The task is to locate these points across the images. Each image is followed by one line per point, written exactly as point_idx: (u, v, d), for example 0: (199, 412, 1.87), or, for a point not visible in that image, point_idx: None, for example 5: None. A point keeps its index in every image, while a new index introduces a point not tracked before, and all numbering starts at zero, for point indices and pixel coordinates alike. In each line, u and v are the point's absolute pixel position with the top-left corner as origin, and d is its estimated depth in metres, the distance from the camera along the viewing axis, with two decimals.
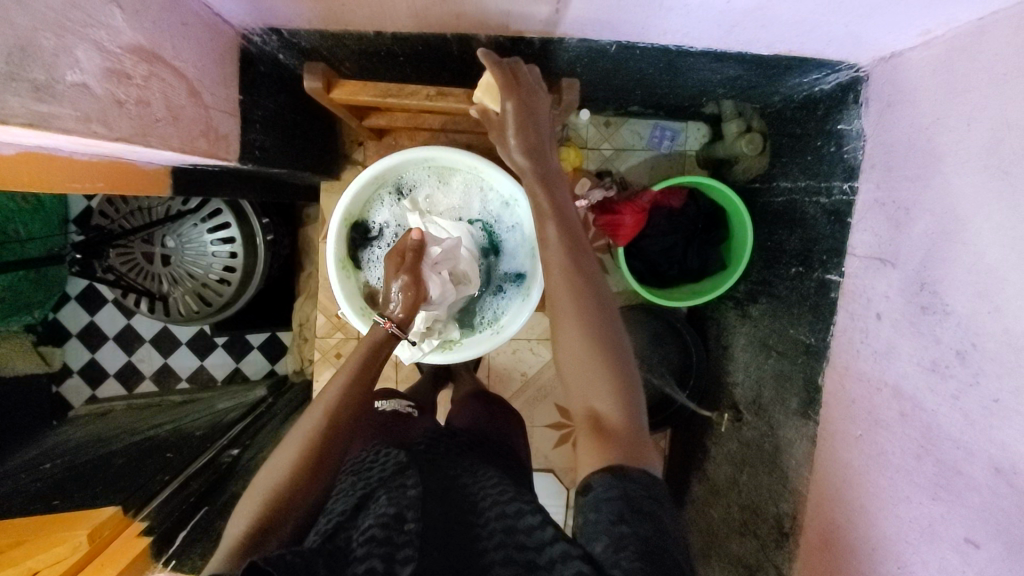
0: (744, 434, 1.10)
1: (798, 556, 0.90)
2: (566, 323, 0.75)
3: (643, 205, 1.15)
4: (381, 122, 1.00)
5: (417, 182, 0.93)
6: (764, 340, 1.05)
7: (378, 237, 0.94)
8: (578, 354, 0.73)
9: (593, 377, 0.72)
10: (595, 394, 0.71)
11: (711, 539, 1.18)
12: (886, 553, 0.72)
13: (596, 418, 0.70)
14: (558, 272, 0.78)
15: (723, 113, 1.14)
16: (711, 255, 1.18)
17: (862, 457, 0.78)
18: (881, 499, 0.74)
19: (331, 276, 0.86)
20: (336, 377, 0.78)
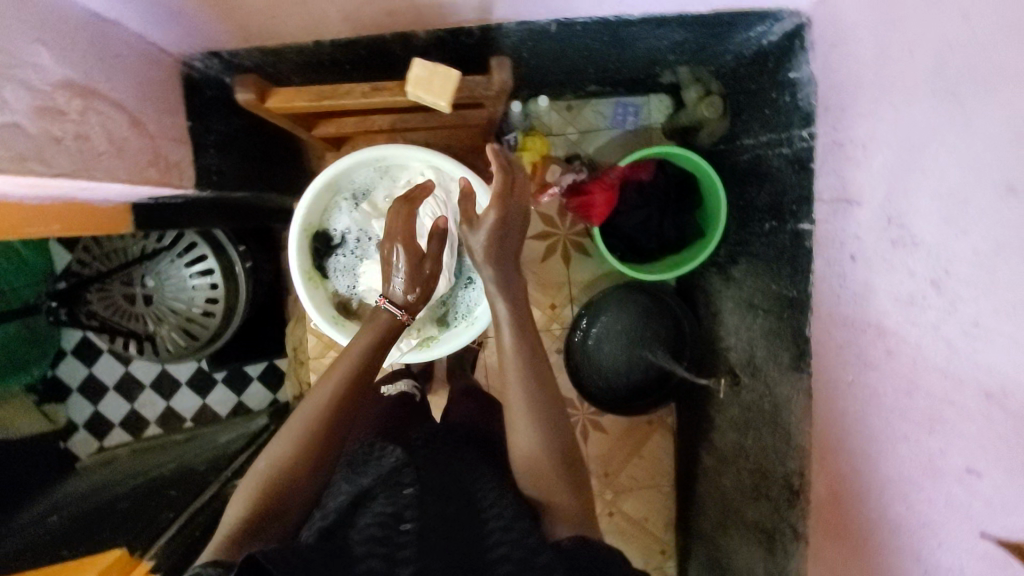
0: (743, 397, 1.09)
1: (810, 513, 0.89)
2: (520, 425, 0.74)
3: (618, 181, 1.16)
4: (333, 130, 0.99)
5: (372, 184, 0.93)
6: (750, 300, 1.04)
7: (340, 244, 0.93)
8: (515, 404, 0.75)
9: (528, 427, 0.74)
10: (529, 443, 0.73)
11: (727, 508, 1.17)
12: (893, 495, 0.71)
13: (529, 461, 0.73)
14: (511, 371, 0.76)
15: (678, 80, 1.14)
16: (686, 223, 1.17)
17: (855, 403, 0.77)
18: (880, 442, 0.73)
19: (298, 288, 0.86)
20: (338, 367, 0.77)
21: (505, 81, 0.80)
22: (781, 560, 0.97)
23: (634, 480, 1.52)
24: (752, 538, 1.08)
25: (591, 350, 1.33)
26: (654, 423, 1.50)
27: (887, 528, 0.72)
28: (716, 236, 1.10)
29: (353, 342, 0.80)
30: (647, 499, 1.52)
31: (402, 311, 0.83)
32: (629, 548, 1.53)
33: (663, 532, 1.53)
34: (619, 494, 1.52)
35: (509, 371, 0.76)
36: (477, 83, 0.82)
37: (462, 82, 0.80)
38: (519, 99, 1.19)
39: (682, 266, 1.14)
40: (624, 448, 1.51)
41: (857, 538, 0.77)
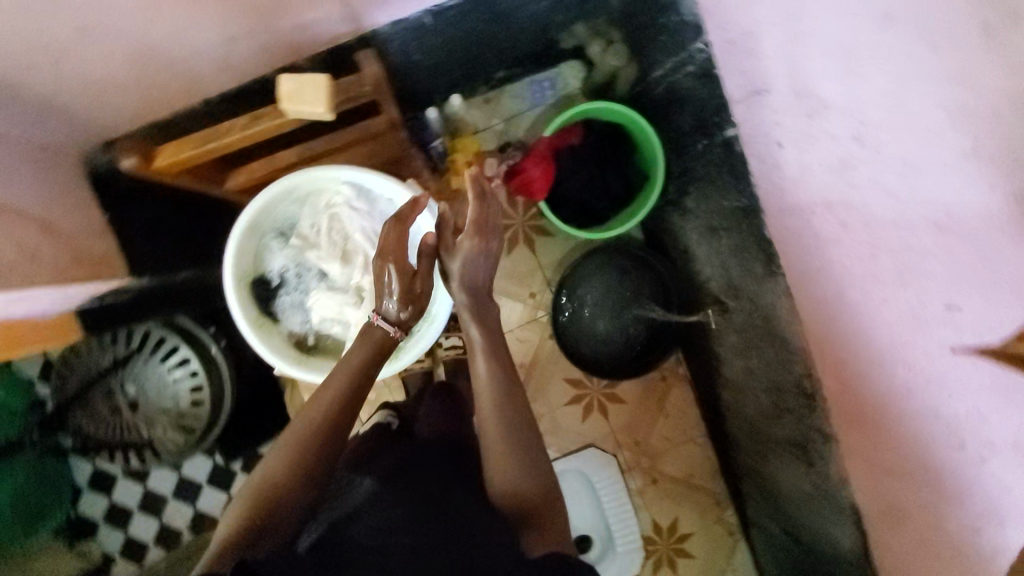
0: (734, 321, 1.08)
1: (829, 410, 0.88)
2: (494, 451, 0.77)
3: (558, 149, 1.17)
4: (245, 178, 0.95)
5: (295, 217, 0.93)
6: (708, 224, 1.04)
7: (282, 284, 0.94)
8: (488, 432, 0.77)
9: (496, 459, 0.76)
10: (499, 473, 0.76)
11: (760, 435, 1.15)
12: (889, 362, 0.69)
13: (505, 483, 0.76)
14: (487, 404, 0.78)
15: (569, 41, 1.14)
16: (628, 171, 1.18)
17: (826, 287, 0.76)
18: (860, 317, 0.71)
19: (250, 338, 0.87)
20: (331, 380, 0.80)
21: (375, 73, 0.86)
22: (821, 467, 0.95)
23: (667, 439, 1.50)
24: (789, 455, 1.06)
25: (581, 325, 1.32)
26: (668, 378, 1.48)
27: (896, 397, 0.70)
28: (659, 173, 1.11)
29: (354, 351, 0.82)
30: (686, 453, 1.50)
31: (396, 328, 0.83)
32: (684, 508, 1.50)
33: (711, 482, 1.51)
34: (658, 457, 1.50)
35: (483, 400, 0.78)
36: (350, 83, 0.86)
37: (337, 86, 0.85)
38: (433, 106, 1.21)
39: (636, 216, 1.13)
40: (647, 411, 1.49)
41: (874, 417, 0.75)
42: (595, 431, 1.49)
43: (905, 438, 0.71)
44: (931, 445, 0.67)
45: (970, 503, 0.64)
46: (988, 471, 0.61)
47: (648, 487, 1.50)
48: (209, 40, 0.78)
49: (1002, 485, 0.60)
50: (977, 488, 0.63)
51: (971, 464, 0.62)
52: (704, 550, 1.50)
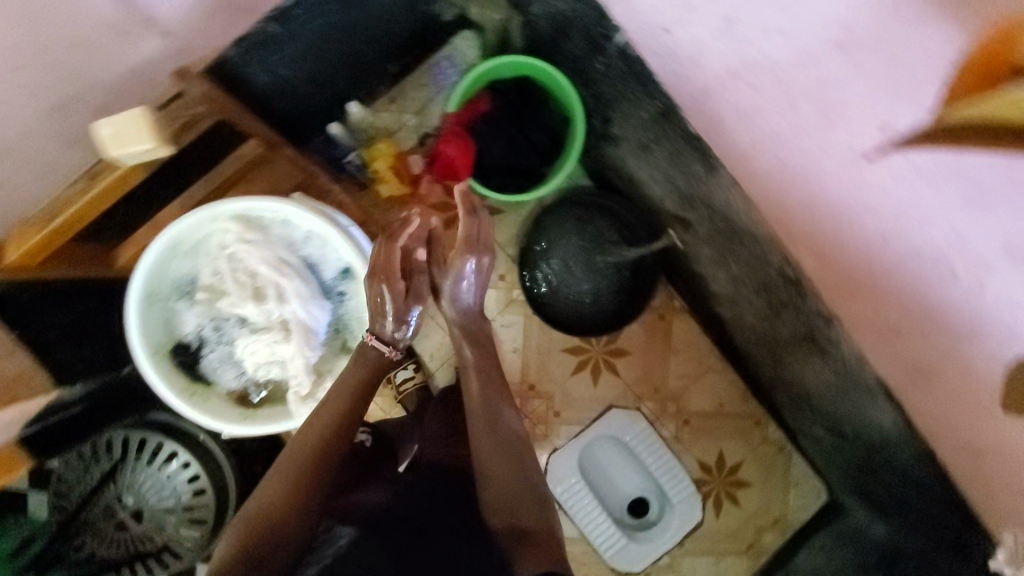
0: (701, 231, 1.03)
1: (818, 290, 0.82)
2: (488, 460, 0.82)
3: (471, 117, 1.12)
4: (134, 251, 1.08)
5: (192, 275, 0.96)
6: (638, 143, 0.98)
7: (201, 342, 0.98)
8: (482, 443, 0.84)
9: (490, 469, 0.81)
10: (493, 481, 0.80)
11: (771, 338, 1.09)
12: (854, 213, 0.63)
13: (495, 494, 0.79)
14: (477, 418, 0.86)
15: (446, 13, 1.17)
16: (547, 120, 1.14)
17: (764, 158, 0.71)
18: (809, 177, 0.65)
19: (183, 406, 0.91)
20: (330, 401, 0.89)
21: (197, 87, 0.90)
22: (834, 350, 0.89)
23: (686, 376, 1.44)
24: (802, 348, 1.00)
25: (558, 290, 1.26)
26: (666, 314, 1.41)
27: (875, 247, 0.63)
28: (576, 108, 1.06)
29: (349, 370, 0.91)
30: (710, 383, 1.44)
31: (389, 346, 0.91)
32: (726, 437, 1.45)
33: (745, 403, 1.45)
34: (683, 396, 1.44)
35: (474, 413, 0.87)
36: (173, 108, 0.93)
37: (166, 114, 0.92)
38: (335, 120, 1.20)
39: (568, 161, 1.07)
40: (657, 354, 1.43)
41: (863, 277, 0.69)
42: (612, 390, 1.43)
43: (901, 287, 0.64)
44: (930, 283, 0.59)
45: (990, 333, 0.57)
46: (999, 291, 0.53)
47: (683, 428, 1.45)
48: (44, 117, 0.86)
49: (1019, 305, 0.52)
50: (995, 314, 0.55)
51: (974, 290, 0.55)
52: (759, 473, 1.45)
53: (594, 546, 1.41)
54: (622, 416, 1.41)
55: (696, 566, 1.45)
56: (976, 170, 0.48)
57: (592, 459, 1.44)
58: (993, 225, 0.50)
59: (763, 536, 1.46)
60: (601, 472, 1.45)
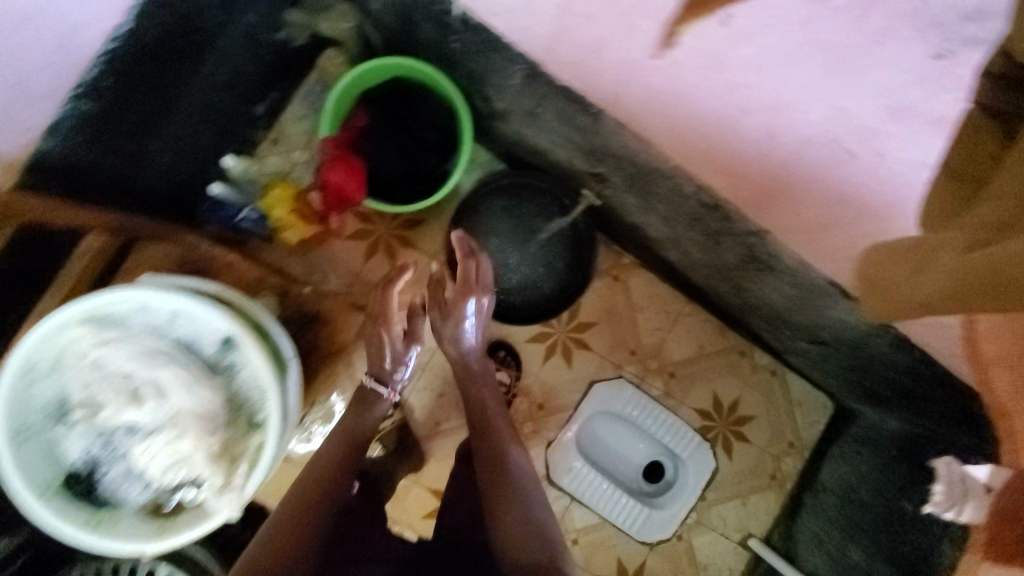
0: (614, 182, 0.97)
1: (740, 209, 0.77)
2: (501, 490, 0.84)
3: (352, 134, 1.04)
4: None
5: (60, 393, 0.85)
6: (522, 110, 0.92)
7: (97, 461, 0.87)
8: (490, 481, 0.87)
9: (500, 507, 0.83)
10: (504, 517, 0.82)
11: (719, 269, 1.04)
12: (741, 127, 0.64)
13: (506, 527, 0.80)
14: (490, 447, 0.89)
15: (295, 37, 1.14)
16: (432, 115, 1.07)
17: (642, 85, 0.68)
18: (689, 101, 0.66)
19: (90, 537, 0.82)
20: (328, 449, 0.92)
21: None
22: (779, 264, 0.84)
23: (659, 329, 1.38)
24: (752, 271, 0.95)
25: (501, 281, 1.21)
26: (619, 274, 1.35)
27: (773, 153, 0.64)
28: (452, 92, 0.98)
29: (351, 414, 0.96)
30: (685, 329, 1.39)
31: (388, 387, 0.98)
32: (716, 378, 1.40)
33: (726, 339, 1.40)
34: (662, 349, 1.38)
35: (486, 442, 0.90)
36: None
37: None
38: (214, 181, 1.12)
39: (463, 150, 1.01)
40: (622, 317, 1.37)
41: (773, 185, 0.68)
42: (590, 366, 1.37)
43: (811, 186, 0.65)
44: (834, 176, 0.61)
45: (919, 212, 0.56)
46: (894, 155, 0.55)
47: (672, 381, 1.39)
48: None
49: (917, 166, 0.55)
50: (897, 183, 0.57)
51: (874, 165, 0.57)
52: (760, 404, 1.41)
53: (621, 526, 1.36)
54: (610, 388, 1.36)
55: (725, 514, 1.40)
56: (832, 37, 0.51)
57: (593, 440, 1.39)
58: (867, 95, 0.53)
59: (782, 464, 1.41)
60: (606, 450, 1.39)
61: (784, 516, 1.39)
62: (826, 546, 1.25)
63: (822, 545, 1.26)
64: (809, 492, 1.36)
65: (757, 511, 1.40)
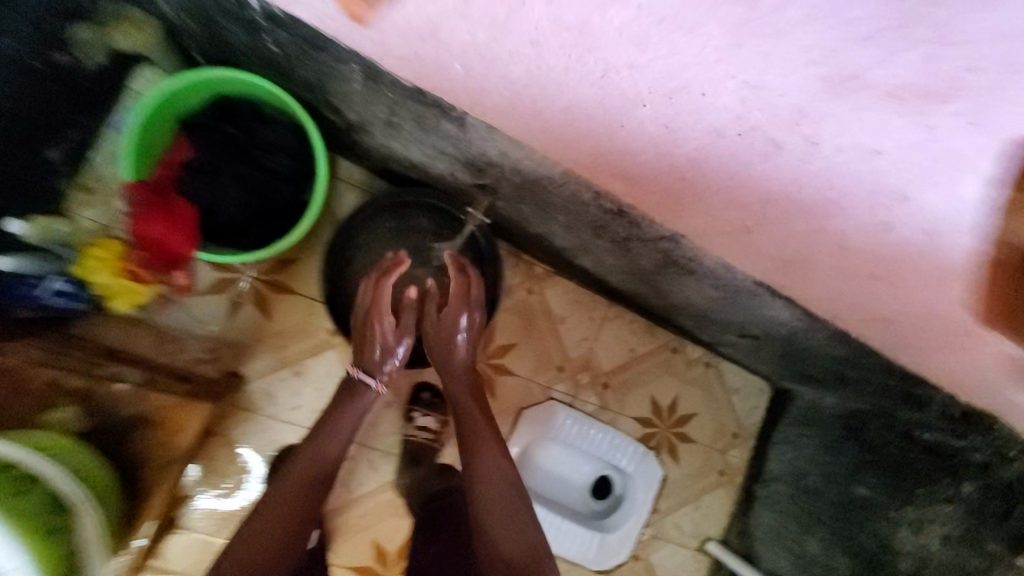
0: (504, 193, 0.82)
1: (646, 212, 0.64)
2: (484, 492, 0.82)
3: (171, 176, 0.82)
4: None
5: None
6: (377, 119, 0.75)
7: None
8: (476, 490, 0.84)
9: (486, 516, 0.81)
10: (491, 527, 0.80)
11: (636, 274, 0.93)
12: (634, 127, 0.52)
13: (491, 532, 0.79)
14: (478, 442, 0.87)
15: (88, 59, 0.89)
16: (275, 137, 0.84)
17: (499, 77, 0.54)
18: (565, 99, 0.53)
19: None
20: (297, 464, 0.85)
21: None
22: (699, 264, 0.73)
23: (585, 339, 1.25)
24: (671, 273, 0.83)
25: None
26: (533, 286, 1.22)
27: (678, 152, 0.52)
28: (286, 100, 0.78)
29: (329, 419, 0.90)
30: (612, 334, 1.27)
31: (376, 378, 0.91)
32: (652, 380, 1.30)
33: (655, 338, 1.29)
34: (591, 359, 1.26)
35: (472, 439, 0.88)
36: None
37: None
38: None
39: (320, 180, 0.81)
40: (544, 334, 1.23)
41: (681, 187, 0.57)
42: (515, 392, 1.22)
43: (728, 186, 0.53)
44: (750, 176, 0.50)
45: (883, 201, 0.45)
46: (822, 140, 0.42)
47: (607, 392, 1.27)
48: None
49: (855, 155, 0.42)
50: (830, 178, 0.46)
51: (807, 153, 0.44)
52: (699, 400, 1.32)
53: (577, 559, 1.24)
54: (539, 412, 1.22)
55: (680, 522, 1.30)
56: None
57: (531, 472, 1.25)
58: (784, 76, 0.39)
59: (729, 458, 1.34)
60: (546, 478, 1.26)
61: (737, 513, 1.32)
62: (785, 542, 1.20)
63: (780, 541, 1.21)
64: (760, 484, 1.30)
65: (710, 512, 1.32)
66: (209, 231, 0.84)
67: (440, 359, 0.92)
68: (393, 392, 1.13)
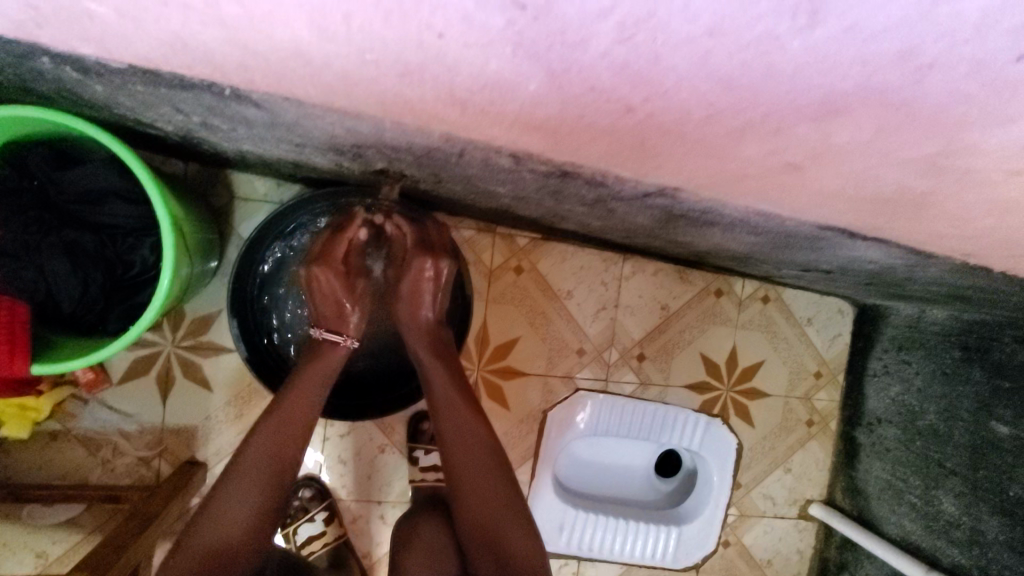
0: (414, 174, 0.56)
1: (608, 170, 0.37)
2: (460, 467, 0.64)
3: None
4: None
5: None
6: (185, 122, 0.49)
7: None
8: (469, 506, 0.63)
9: (494, 533, 0.62)
10: (505, 544, 0.61)
11: (636, 231, 0.66)
12: (492, 41, 0.22)
13: (473, 517, 0.63)
14: (449, 406, 0.66)
15: None
16: (93, 190, 0.61)
17: (181, 10, 0.24)
18: (309, 8, 0.22)
19: None
20: (242, 462, 0.58)
21: None
22: (720, 215, 0.46)
23: (604, 309, 1.00)
24: (684, 227, 0.56)
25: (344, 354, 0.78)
26: (521, 261, 0.96)
27: (582, 58, 0.22)
28: (77, 125, 0.51)
29: (240, 454, 0.59)
30: (635, 293, 1.01)
31: (343, 334, 0.67)
32: (700, 335, 1.03)
33: (692, 284, 1.02)
34: (616, 330, 1.01)
35: (441, 399, 0.66)
36: None
37: None
38: None
39: (166, 235, 0.58)
40: (550, 317, 0.98)
41: (639, 130, 0.28)
42: (533, 395, 0.99)
43: (727, 100, 0.24)
44: (772, 64, 0.21)
45: None
46: None
47: (646, 363, 1.02)
48: None
49: None
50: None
51: None
52: (764, 345, 1.06)
53: (652, 562, 1.00)
54: (569, 408, 0.98)
55: (771, 492, 1.07)
56: None
57: (575, 472, 1.03)
58: None
59: (816, 403, 1.08)
60: (598, 475, 1.04)
61: (840, 465, 1.07)
62: (908, 498, 0.94)
63: (900, 497, 0.95)
64: (861, 429, 1.04)
65: (804, 471, 1.08)
66: (54, 327, 0.61)
67: (409, 320, 0.69)
68: (386, 433, 0.92)
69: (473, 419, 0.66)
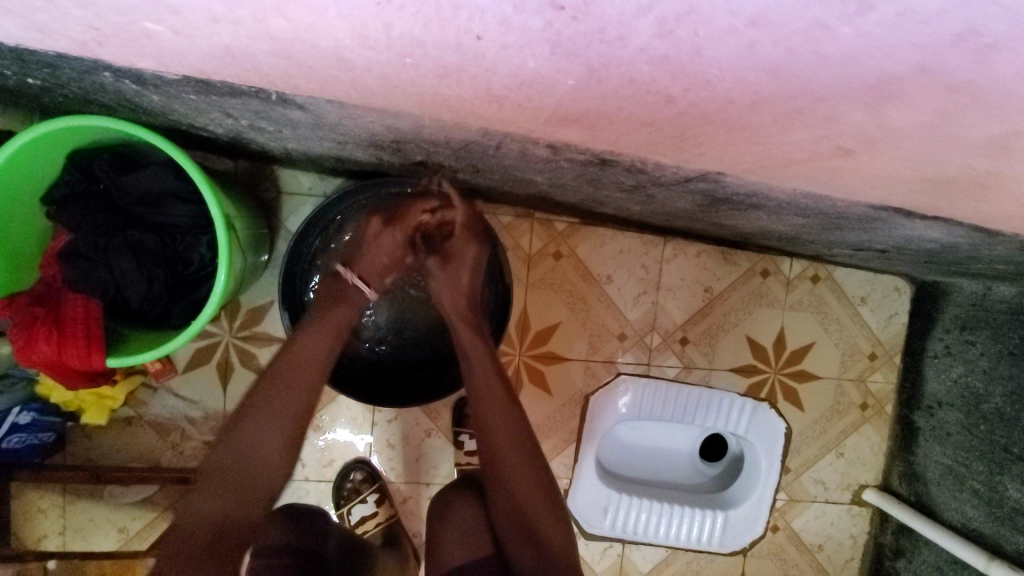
0: (452, 165, 0.56)
1: (648, 158, 0.37)
2: (499, 458, 0.64)
3: (55, 273, 0.64)
4: None
5: None
6: (233, 124, 0.51)
7: None
8: (507, 495, 0.65)
9: (529, 521, 0.65)
10: (539, 530, 0.65)
11: (676, 215, 0.65)
12: (531, 42, 0.22)
13: (510, 505, 0.65)
14: (488, 396, 0.64)
15: None
16: (158, 196, 0.65)
17: (231, 26, 0.25)
18: (350, 18, 0.23)
19: None
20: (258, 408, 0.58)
21: None
22: (766, 198, 0.44)
23: (645, 293, 0.99)
24: (727, 211, 0.54)
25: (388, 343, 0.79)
26: (561, 247, 0.96)
27: (621, 53, 0.22)
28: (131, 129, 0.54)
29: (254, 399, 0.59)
30: (677, 275, 0.99)
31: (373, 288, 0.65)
32: (747, 317, 1.01)
33: (737, 265, 0.99)
34: (658, 314, 0.99)
35: (481, 386, 0.65)
36: None
37: None
38: None
39: (223, 232, 0.60)
40: (590, 303, 0.98)
41: (680, 121, 0.28)
42: (574, 380, 0.99)
43: (774, 89, 0.23)
44: (818, 53, 0.21)
45: None
46: None
47: (689, 347, 1.00)
48: None
49: None
50: None
51: None
52: (814, 325, 1.02)
53: (698, 546, 0.99)
54: (611, 393, 0.97)
55: (821, 477, 1.04)
56: None
57: (617, 456, 1.03)
58: None
59: (870, 386, 1.04)
60: (641, 459, 1.03)
61: (897, 451, 1.03)
62: (969, 484, 0.89)
63: (962, 482, 0.91)
64: (920, 412, 0.99)
65: (858, 456, 1.05)
66: (122, 321, 0.66)
67: (446, 304, 0.66)
68: (432, 418, 0.94)
69: (510, 411, 0.65)
